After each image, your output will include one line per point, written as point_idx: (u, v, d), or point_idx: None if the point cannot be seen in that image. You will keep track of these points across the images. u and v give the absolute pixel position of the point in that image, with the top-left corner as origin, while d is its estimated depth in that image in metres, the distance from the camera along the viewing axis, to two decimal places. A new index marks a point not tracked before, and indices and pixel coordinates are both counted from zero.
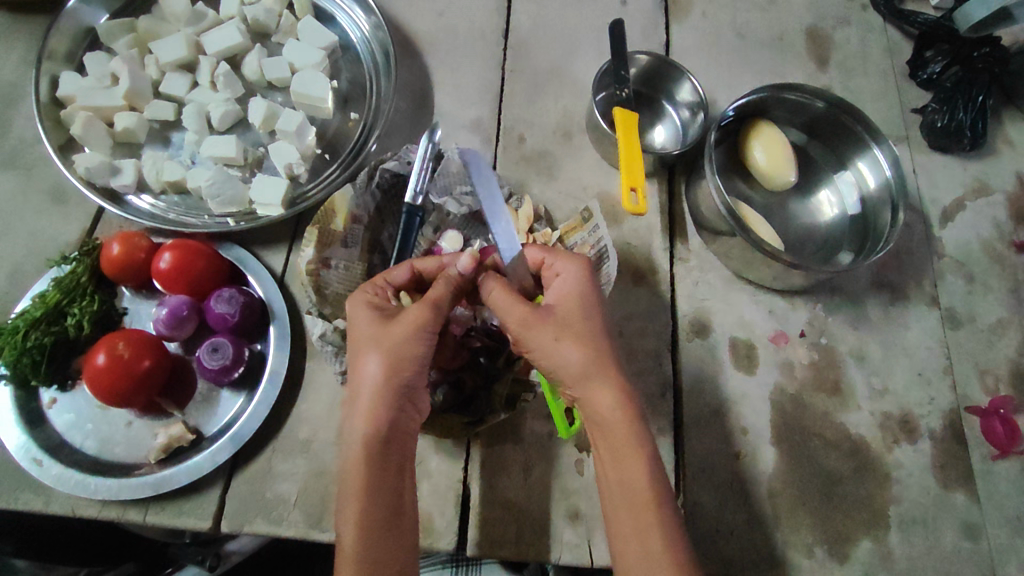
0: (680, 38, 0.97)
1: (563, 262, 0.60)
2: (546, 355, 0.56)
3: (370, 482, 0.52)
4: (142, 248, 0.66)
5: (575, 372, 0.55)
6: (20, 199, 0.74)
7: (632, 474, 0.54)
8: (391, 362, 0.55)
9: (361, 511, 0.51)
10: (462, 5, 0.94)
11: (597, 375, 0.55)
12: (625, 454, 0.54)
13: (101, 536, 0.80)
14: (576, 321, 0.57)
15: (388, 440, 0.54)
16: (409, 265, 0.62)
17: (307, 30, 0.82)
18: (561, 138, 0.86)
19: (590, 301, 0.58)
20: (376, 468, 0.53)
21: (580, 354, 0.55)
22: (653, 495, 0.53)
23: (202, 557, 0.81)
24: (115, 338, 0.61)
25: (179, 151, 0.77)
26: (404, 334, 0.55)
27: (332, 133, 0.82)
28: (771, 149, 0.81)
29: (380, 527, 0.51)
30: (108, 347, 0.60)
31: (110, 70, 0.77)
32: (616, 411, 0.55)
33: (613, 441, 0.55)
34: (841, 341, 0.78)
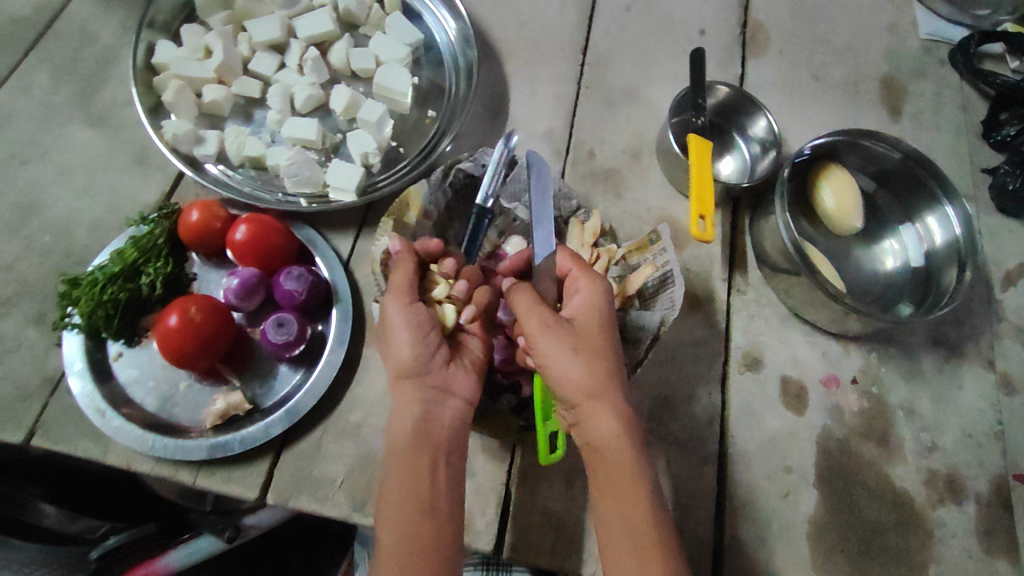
0: (755, 73, 0.98)
1: (583, 280, 0.61)
2: (551, 371, 0.57)
3: (406, 475, 0.55)
4: (220, 218, 0.68)
5: (575, 389, 0.56)
6: (105, 156, 0.76)
7: (624, 505, 0.53)
8: (417, 356, 0.60)
9: (401, 504, 0.54)
10: (546, 18, 0.95)
11: (603, 398, 0.56)
12: (625, 480, 0.54)
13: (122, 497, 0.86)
14: (590, 338, 0.58)
15: (424, 434, 0.58)
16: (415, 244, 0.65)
17: (394, 26, 0.84)
18: (630, 157, 0.87)
19: (604, 317, 0.59)
20: (416, 463, 0.56)
21: (584, 371, 0.56)
22: (651, 534, 0.52)
23: (220, 527, 0.82)
24: (187, 301, 0.62)
25: (260, 128, 0.79)
26: (408, 327, 0.60)
27: (408, 127, 0.83)
28: (840, 194, 0.81)
29: (415, 528, 0.53)
30: (180, 310, 0.61)
31: (205, 43, 0.79)
32: (615, 438, 0.55)
33: (609, 471, 0.54)
34: (893, 392, 0.77)
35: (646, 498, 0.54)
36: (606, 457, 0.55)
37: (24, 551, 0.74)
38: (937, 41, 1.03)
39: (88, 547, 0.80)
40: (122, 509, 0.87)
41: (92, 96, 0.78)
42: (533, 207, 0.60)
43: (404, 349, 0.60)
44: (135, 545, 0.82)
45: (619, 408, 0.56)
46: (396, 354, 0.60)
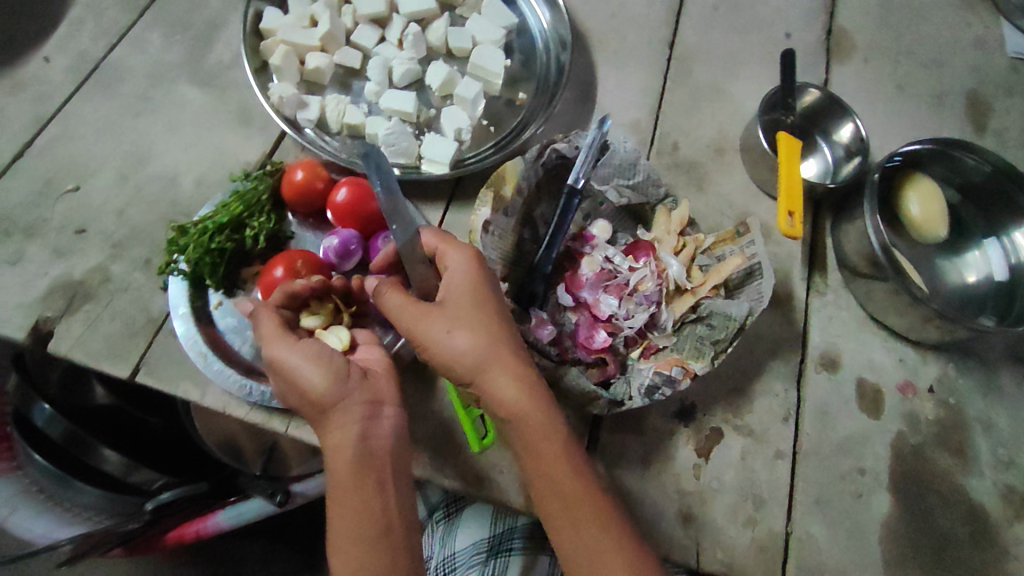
0: (839, 80, 0.98)
1: (453, 255, 0.61)
2: (460, 360, 0.57)
3: (359, 507, 0.54)
4: (322, 179, 0.70)
5: (470, 366, 0.56)
6: (211, 114, 0.78)
7: (555, 473, 0.55)
8: (334, 378, 0.56)
9: (354, 533, 0.53)
10: (634, 12, 0.96)
11: (493, 366, 0.56)
12: (541, 447, 0.55)
13: (180, 453, 0.95)
14: (461, 312, 0.58)
15: (366, 453, 0.56)
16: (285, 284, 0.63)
17: (492, 9, 0.86)
18: (713, 152, 0.87)
19: (479, 288, 0.59)
20: (368, 487, 0.54)
21: (476, 347, 0.57)
22: (593, 500, 0.55)
23: (272, 490, 0.92)
24: (292, 255, 0.66)
25: (358, 98, 0.81)
26: (307, 354, 0.57)
27: (499, 106, 0.84)
28: (926, 201, 0.81)
29: (374, 553, 0.53)
30: (286, 263, 0.65)
31: (311, 12, 0.81)
32: (520, 405, 0.56)
33: (531, 446, 0.56)
34: (970, 404, 0.77)
35: (574, 462, 0.56)
36: (528, 432, 0.56)
37: (87, 497, 0.86)
38: None
39: (143, 497, 0.90)
40: (179, 460, 0.95)
41: (200, 56, 0.81)
42: (382, 197, 0.56)
43: (317, 377, 0.56)
44: (183, 502, 0.93)
45: (517, 371, 0.57)
46: (310, 382, 0.56)
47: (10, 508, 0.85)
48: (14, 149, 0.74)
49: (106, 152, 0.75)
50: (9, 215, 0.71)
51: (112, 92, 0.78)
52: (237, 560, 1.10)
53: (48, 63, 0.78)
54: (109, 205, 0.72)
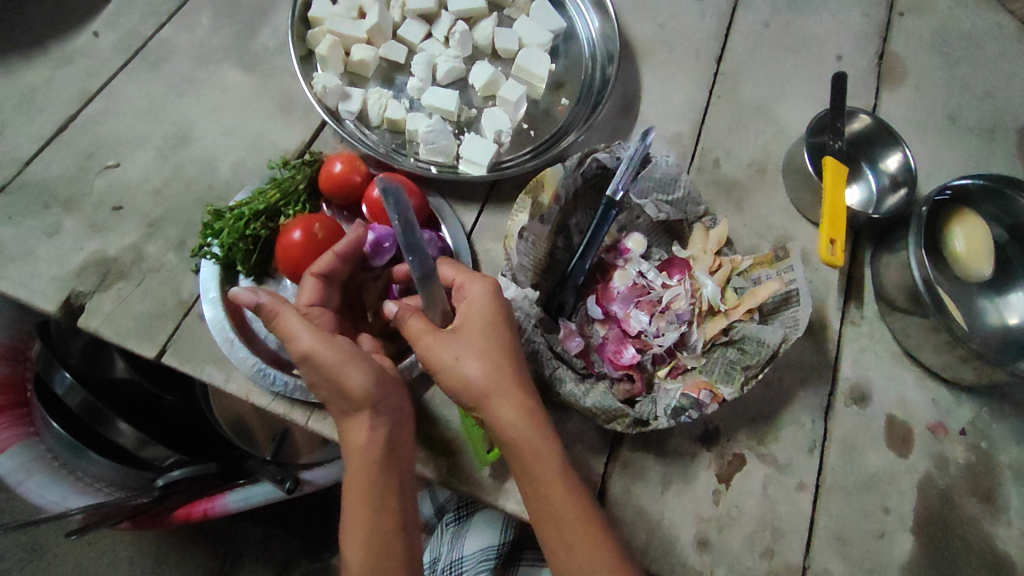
0: (888, 106, 0.96)
1: (473, 284, 0.61)
2: (470, 384, 0.56)
3: (374, 506, 0.56)
4: (360, 172, 0.70)
5: (478, 391, 0.56)
6: (253, 99, 0.78)
7: (554, 499, 0.55)
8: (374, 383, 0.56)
9: (370, 535, 0.55)
10: (682, 24, 0.95)
11: (499, 396, 0.56)
12: (542, 475, 0.55)
13: (190, 433, 0.95)
14: (474, 341, 0.57)
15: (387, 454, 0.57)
16: (333, 252, 0.62)
17: (541, 11, 0.85)
18: (755, 172, 0.86)
19: (498, 316, 0.59)
20: (380, 483, 0.56)
21: (484, 378, 0.56)
22: (588, 527, 0.56)
23: (279, 476, 0.91)
24: (312, 219, 0.65)
25: (400, 93, 0.81)
26: (347, 353, 0.56)
27: (540, 111, 0.84)
28: (971, 237, 0.79)
29: (383, 544, 0.55)
30: (305, 226, 0.64)
31: (360, 4, 0.81)
32: (525, 434, 0.56)
33: (531, 471, 0.56)
34: (1002, 450, 0.74)
35: (575, 488, 0.56)
36: (528, 458, 0.56)
37: (101, 468, 0.87)
38: None
39: (154, 473, 0.91)
40: (189, 439, 0.94)
41: (247, 41, 0.81)
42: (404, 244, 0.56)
43: (362, 377, 0.56)
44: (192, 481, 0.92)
45: (521, 404, 0.56)
46: (350, 382, 0.55)
47: (26, 473, 0.85)
48: (59, 122, 0.75)
49: (148, 130, 0.75)
50: (49, 186, 0.72)
51: (158, 71, 0.78)
52: (239, 542, 1.10)
53: (97, 37, 0.79)
54: (147, 184, 0.72)
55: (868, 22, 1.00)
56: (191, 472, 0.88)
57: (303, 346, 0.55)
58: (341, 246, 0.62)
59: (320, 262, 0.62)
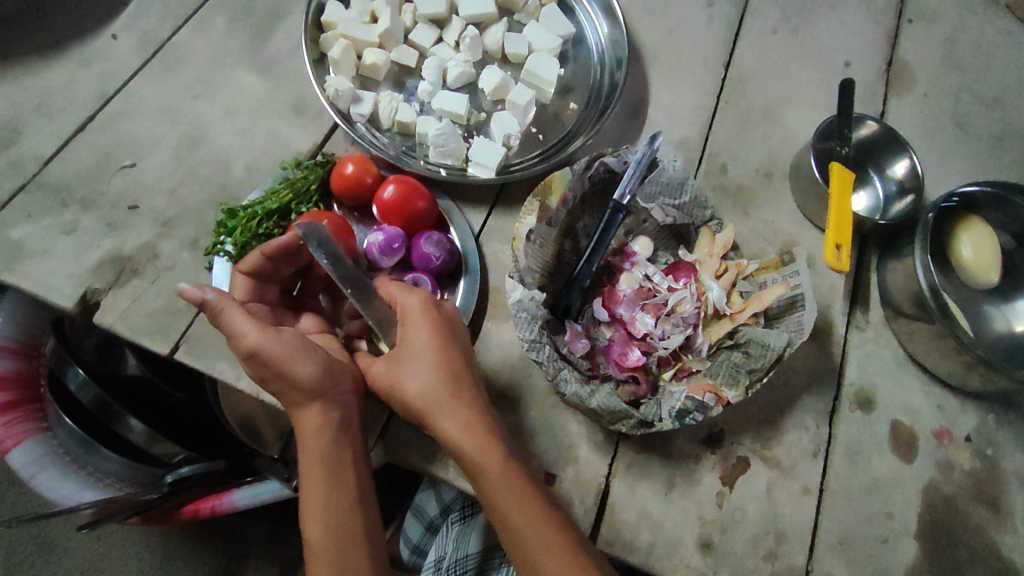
0: (896, 113, 0.96)
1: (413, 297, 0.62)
2: (411, 395, 0.58)
3: (331, 508, 0.55)
4: (370, 174, 0.71)
5: (420, 402, 0.57)
6: (266, 102, 0.79)
7: (507, 491, 0.54)
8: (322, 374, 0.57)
9: (331, 511, 0.55)
10: (691, 30, 0.95)
11: (447, 403, 0.57)
12: (495, 468, 0.54)
13: (202, 430, 0.97)
14: (421, 351, 0.59)
15: (339, 444, 0.58)
16: (261, 251, 0.60)
17: (550, 17, 0.86)
18: (762, 177, 0.86)
19: (435, 331, 0.60)
20: (334, 479, 0.56)
21: (432, 386, 0.57)
22: (553, 527, 0.53)
23: (285, 474, 0.91)
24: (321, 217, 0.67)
25: (410, 97, 0.82)
26: (292, 347, 0.56)
27: (548, 116, 0.85)
28: (979, 246, 0.79)
29: (340, 527, 0.55)
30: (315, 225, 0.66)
31: (373, 9, 0.82)
32: (471, 438, 0.56)
33: (479, 475, 0.55)
34: (1008, 457, 0.74)
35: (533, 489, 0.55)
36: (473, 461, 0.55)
37: (109, 463, 0.89)
38: None
39: (162, 469, 0.92)
40: (200, 436, 0.96)
41: (261, 44, 0.82)
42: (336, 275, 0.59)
43: (310, 367, 0.56)
44: (200, 479, 0.93)
45: (467, 412, 0.57)
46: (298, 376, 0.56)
47: (38, 468, 0.85)
48: (78, 122, 0.76)
49: (163, 131, 0.76)
50: (67, 185, 0.73)
51: (174, 73, 0.79)
52: (247, 541, 1.11)
53: (115, 40, 0.80)
54: (161, 184, 0.74)
55: (877, 29, 1.00)
56: (200, 468, 0.90)
57: (247, 341, 0.55)
58: (269, 246, 0.60)
59: (248, 259, 0.61)
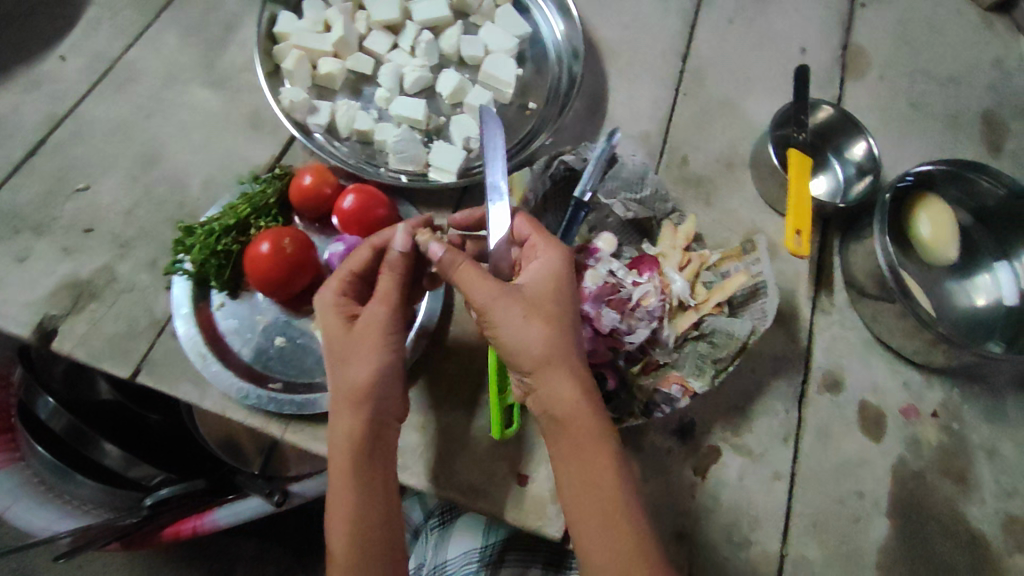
0: (853, 97, 0.97)
1: (541, 246, 0.58)
2: (522, 351, 0.54)
3: (361, 492, 0.57)
4: (330, 185, 0.71)
5: (536, 363, 0.54)
6: (222, 117, 0.79)
7: (601, 481, 0.53)
8: (379, 374, 0.58)
9: (354, 519, 0.56)
10: (647, 24, 0.96)
11: (559, 366, 0.54)
12: (587, 452, 0.53)
13: (180, 450, 0.96)
14: (539, 304, 0.55)
15: (379, 441, 0.58)
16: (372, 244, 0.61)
17: (505, 18, 0.86)
18: (723, 167, 0.87)
19: (558, 283, 0.57)
20: (362, 486, 0.57)
21: (541, 344, 0.54)
22: (623, 513, 0.52)
23: (266, 490, 0.92)
24: (282, 233, 0.65)
25: (369, 104, 0.82)
26: (370, 340, 0.58)
27: (508, 117, 0.84)
28: (937, 224, 0.80)
29: (369, 530, 0.56)
30: (274, 239, 0.64)
31: (326, 18, 0.82)
32: (577, 408, 0.53)
33: (574, 445, 0.53)
34: (974, 430, 0.76)
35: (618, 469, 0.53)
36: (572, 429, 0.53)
37: (86, 490, 0.88)
38: None
39: (141, 493, 0.92)
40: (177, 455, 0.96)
41: (214, 58, 0.82)
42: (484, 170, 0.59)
43: (369, 368, 0.57)
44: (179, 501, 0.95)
45: (576, 379, 0.54)
46: (353, 376, 0.57)
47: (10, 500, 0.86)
48: (28, 146, 0.75)
49: (116, 152, 0.76)
50: (20, 211, 0.72)
51: (125, 92, 0.79)
52: (232, 558, 1.11)
53: (64, 61, 0.79)
54: (117, 205, 0.73)
55: (831, 15, 1.02)
56: (180, 488, 0.92)
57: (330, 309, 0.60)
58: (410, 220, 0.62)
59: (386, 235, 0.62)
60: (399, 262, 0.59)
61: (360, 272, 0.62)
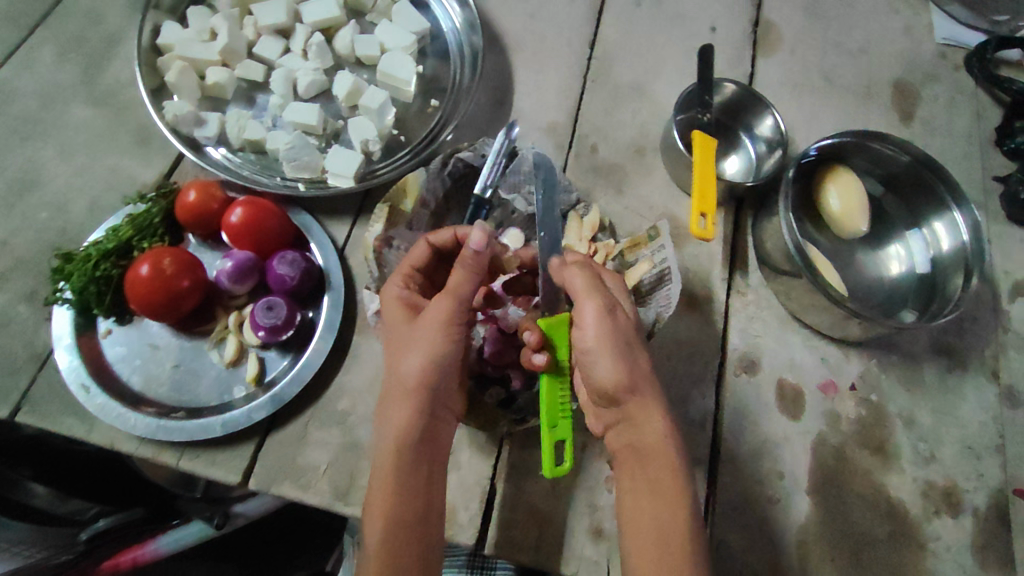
0: (765, 73, 0.96)
1: (603, 272, 0.63)
2: (620, 367, 0.56)
3: (405, 476, 0.56)
4: (217, 200, 0.69)
5: (623, 379, 0.56)
6: (105, 136, 0.76)
7: (665, 493, 0.53)
8: (433, 364, 0.58)
9: (393, 517, 0.53)
10: (552, 12, 0.94)
11: (642, 382, 0.57)
12: (664, 465, 0.54)
13: (120, 479, 0.86)
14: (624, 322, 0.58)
15: (425, 438, 0.58)
16: (426, 241, 0.65)
17: (401, 14, 0.83)
18: (634, 153, 0.86)
19: (631, 308, 0.61)
20: (409, 481, 0.56)
21: (630, 359, 0.57)
22: (684, 529, 0.52)
23: (208, 514, 0.87)
24: (162, 253, 0.64)
25: (262, 112, 0.79)
26: (438, 328, 0.59)
27: (410, 116, 0.82)
28: (846, 197, 0.79)
29: (407, 527, 0.53)
30: (153, 261, 0.63)
31: (210, 26, 0.79)
32: (663, 420, 0.56)
33: (649, 463, 0.55)
34: (892, 400, 0.76)
35: (688, 491, 0.54)
36: (654, 447, 0.55)
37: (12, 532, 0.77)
38: (954, 45, 1.00)
39: (77, 528, 0.82)
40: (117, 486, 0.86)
41: (95, 74, 0.79)
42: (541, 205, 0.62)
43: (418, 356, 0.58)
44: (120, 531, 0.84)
45: (658, 398, 0.57)
46: (406, 365, 0.58)
47: None
48: None
49: None
50: None
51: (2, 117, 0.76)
52: None
53: None
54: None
55: None
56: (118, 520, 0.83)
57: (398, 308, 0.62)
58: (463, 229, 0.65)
59: (441, 235, 0.65)
60: (473, 263, 0.59)
61: (419, 268, 0.66)
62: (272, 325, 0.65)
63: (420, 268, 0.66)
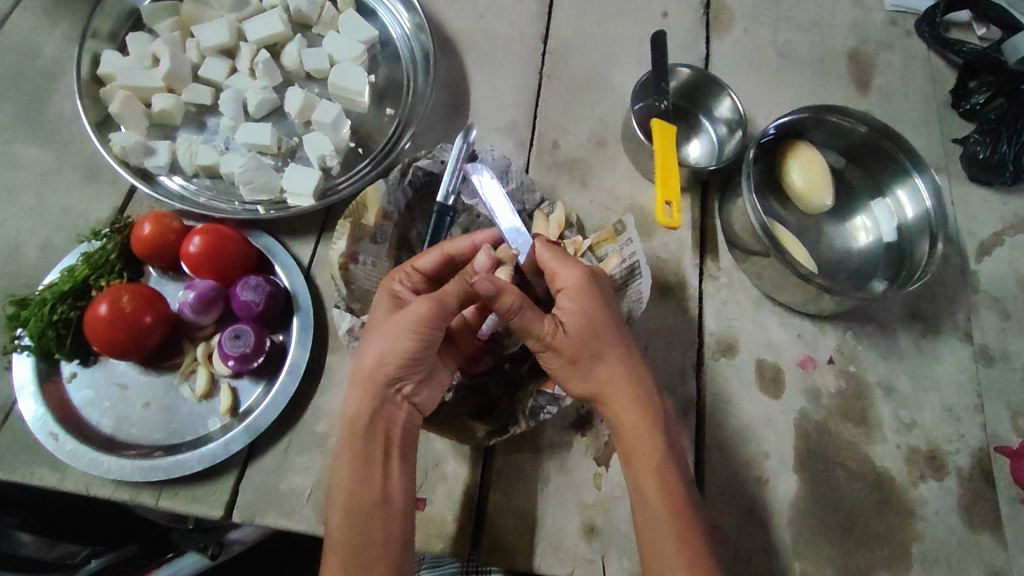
0: (720, 54, 0.96)
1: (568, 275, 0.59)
2: (580, 383, 0.57)
3: (358, 471, 0.55)
4: (174, 230, 0.67)
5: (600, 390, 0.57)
6: (54, 175, 0.75)
7: (650, 487, 0.55)
8: (395, 358, 0.56)
9: (350, 504, 0.53)
10: (502, 9, 0.93)
11: (623, 392, 0.57)
12: (645, 458, 0.56)
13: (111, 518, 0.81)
14: (594, 338, 0.57)
15: (384, 432, 0.56)
16: (441, 252, 0.61)
17: (347, 24, 0.82)
18: (595, 146, 0.85)
19: (599, 311, 0.58)
20: (362, 475, 0.54)
21: (608, 373, 0.57)
22: (671, 518, 0.53)
23: (202, 544, 0.78)
24: (120, 290, 0.63)
25: (213, 135, 0.77)
26: (409, 328, 0.55)
27: (366, 126, 0.81)
28: (808, 171, 0.79)
29: (362, 516, 0.53)
30: (111, 299, 0.62)
31: (152, 52, 0.77)
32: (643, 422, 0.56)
33: (637, 453, 0.56)
34: (870, 370, 0.76)
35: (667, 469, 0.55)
36: (633, 446, 0.56)
37: None
38: (903, 11, 1.00)
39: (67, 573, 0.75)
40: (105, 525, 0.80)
41: (39, 111, 0.78)
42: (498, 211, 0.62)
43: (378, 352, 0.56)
44: None
45: (642, 404, 0.56)
46: (368, 358, 0.56)
47: None
48: None
49: None
50: None
51: None
52: None
53: None
54: None
55: None
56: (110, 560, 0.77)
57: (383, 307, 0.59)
58: (482, 237, 0.63)
59: (459, 245, 0.62)
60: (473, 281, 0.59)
61: (423, 270, 0.61)
62: (241, 351, 0.64)
63: (425, 270, 0.62)
